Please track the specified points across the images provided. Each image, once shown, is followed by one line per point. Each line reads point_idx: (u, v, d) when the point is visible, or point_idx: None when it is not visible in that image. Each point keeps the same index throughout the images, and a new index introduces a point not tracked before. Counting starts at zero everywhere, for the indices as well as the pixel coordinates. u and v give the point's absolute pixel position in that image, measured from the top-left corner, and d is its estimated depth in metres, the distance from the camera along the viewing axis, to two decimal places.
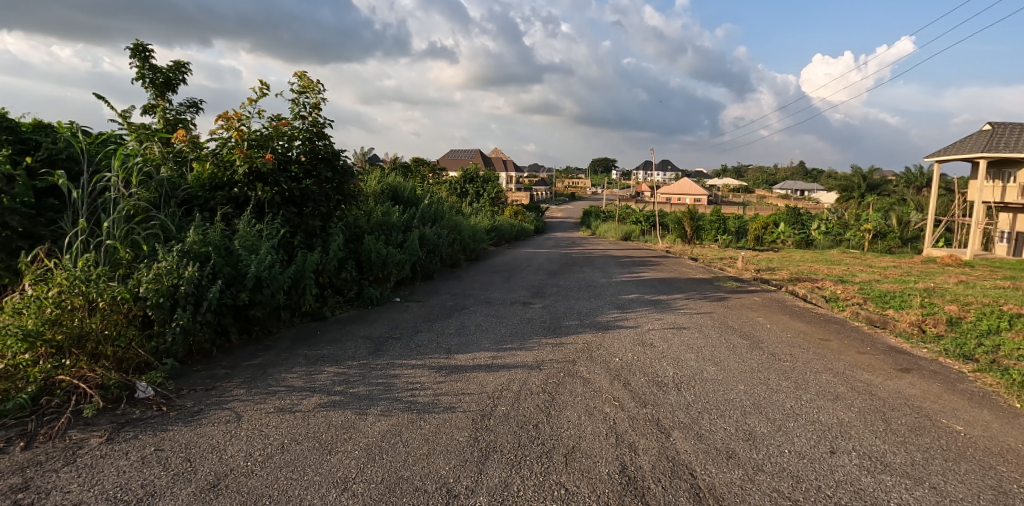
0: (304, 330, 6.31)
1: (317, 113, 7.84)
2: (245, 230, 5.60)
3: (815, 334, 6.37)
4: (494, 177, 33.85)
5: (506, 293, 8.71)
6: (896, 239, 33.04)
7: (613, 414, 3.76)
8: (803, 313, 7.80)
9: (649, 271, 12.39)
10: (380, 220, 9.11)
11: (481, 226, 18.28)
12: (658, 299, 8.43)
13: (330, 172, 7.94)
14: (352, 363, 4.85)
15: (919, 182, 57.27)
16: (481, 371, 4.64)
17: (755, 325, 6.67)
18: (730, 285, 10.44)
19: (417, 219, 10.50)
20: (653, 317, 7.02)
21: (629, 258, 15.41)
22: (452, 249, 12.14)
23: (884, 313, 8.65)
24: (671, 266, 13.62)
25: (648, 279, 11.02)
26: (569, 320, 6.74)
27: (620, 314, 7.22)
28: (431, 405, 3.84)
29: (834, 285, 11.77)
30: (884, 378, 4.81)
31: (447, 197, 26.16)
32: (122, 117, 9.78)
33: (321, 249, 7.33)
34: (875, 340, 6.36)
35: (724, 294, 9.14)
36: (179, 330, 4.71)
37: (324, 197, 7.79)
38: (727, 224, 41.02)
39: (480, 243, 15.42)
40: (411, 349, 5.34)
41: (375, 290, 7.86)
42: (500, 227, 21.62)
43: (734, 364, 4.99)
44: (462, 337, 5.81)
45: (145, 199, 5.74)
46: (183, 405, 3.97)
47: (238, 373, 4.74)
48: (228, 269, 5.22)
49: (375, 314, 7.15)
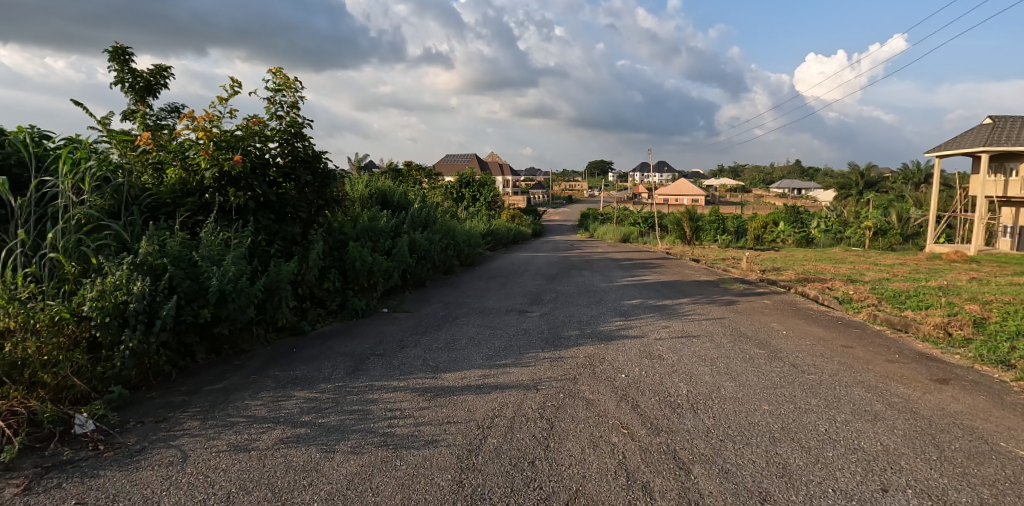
0: (279, 347, 5.78)
1: (295, 113, 7.34)
2: (209, 240, 5.06)
3: (835, 340, 5.86)
4: (491, 181, 33.52)
5: (501, 301, 8.17)
6: (897, 236, 32.64)
7: (622, 445, 3.23)
8: (818, 317, 7.30)
9: (651, 273, 11.91)
10: (369, 226, 8.54)
11: (476, 230, 17.78)
12: (663, 305, 7.92)
13: (310, 176, 7.40)
14: (325, 386, 4.32)
15: (917, 179, 57.04)
16: (471, 393, 4.11)
17: (771, 332, 6.15)
18: (737, 287, 9.94)
19: (407, 224, 9.96)
20: (660, 324, 6.49)
21: (630, 261, 14.93)
22: (445, 255, 11.61)
23: (904, 314, 8.14)
24: (674, 268, 13.11)
25: (650, 283, 10.51)
26: (569, 330, 6.23)
27: (623, 321, 6.70)
28: (410, 438, 3.31)
29: (845, 285, 11.27)
30: (922, 392, 4.29)
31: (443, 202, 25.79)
32: (102, 123, 9.27)
33: (300, 257, 6.80)
34: (901, 345, 5.86)
35: (732, 298, 8.63)
36: (130, 353, 4.18)
37: (304, 201, 7.24)
38: (726, 223, 40.62)
39: (476, 249, 14.96)
40: (394, 367, 4.81)
41: (360, 301, 7.31)
42: (497, 231, 21.14)
43: (754, 379, 4.47)
44: (451, 352, 5.27)
45: (100, 207, 5.23)
46: (124, 442, 3.46)
47: (197, 401, 4.21)
48: (189, 283, 4.68)
49: (359, 327, 6.61)
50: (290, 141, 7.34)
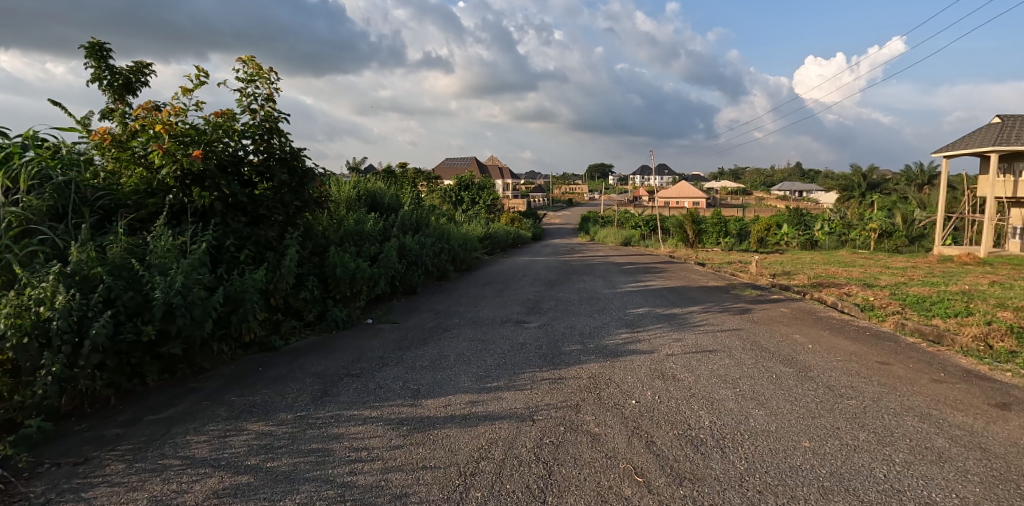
0: (245, 364, 5.15)
1: (270, 105, 6.71)
2: (159, 245, 4.43)
3: (868, 355, 5.22)
4: (491, 184, 32.97)
5: (496, 310, 7.53)
6: (903, 238, 32.04)
7: (637, 500, 2.60)
8: (843, 327, 6.66)
9: (655, 279, 11.28)
10: (354, 229, 7.90)
11: (473, 234, 17.17)
12: (672, 313, 7.29)
13: (288, 174, 6.77)
14: (285, 418, 3.70)
15: (920, 181, 56.46)
16: (454, 426, 3.47)
17: (795, 346, 5.52)
18: (749, 293, 9.31)
19: (397, 227, 9.33)
20: (671, 337, 5.84)
21: (633, 265, 14.31)
22: (438, 259, 10.98)
23: (933, 322, 7.50)
24: (679, 273, 12.48)
25: (656, 289, 9.88)
26: (570, 344, 5.59)
27: (630, 333, 6.07)
28: (374, 492, 2.68)
29: (862, 290, 10.63)
30: (986, 422, 3.65)
31: (441, 205, 25.20)
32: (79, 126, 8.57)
33: (274, 263, 6.16)
34: (943, 361, 5.22)
35: (746, 305, 7.99)
36: (53, 379, 3.56)
37: (281, 202, 6.61)
38: (729, 226, 40.02)
39: (472, 253, 14.34)
40: (369, 392, 4.18)
41: (341, 311, 6.67)
42: (495, 234, 20.50)
43: (786, 406, 3.83)
44: (436, 372, 4.64)
45: (38, 209, 4.62)
46: (26, 493, 2.85)
47: (133, 435, 3.59)
48: (131, 296, 4.05)
49: (338, 341, 5.98)
50: (265, 137, 6.72)
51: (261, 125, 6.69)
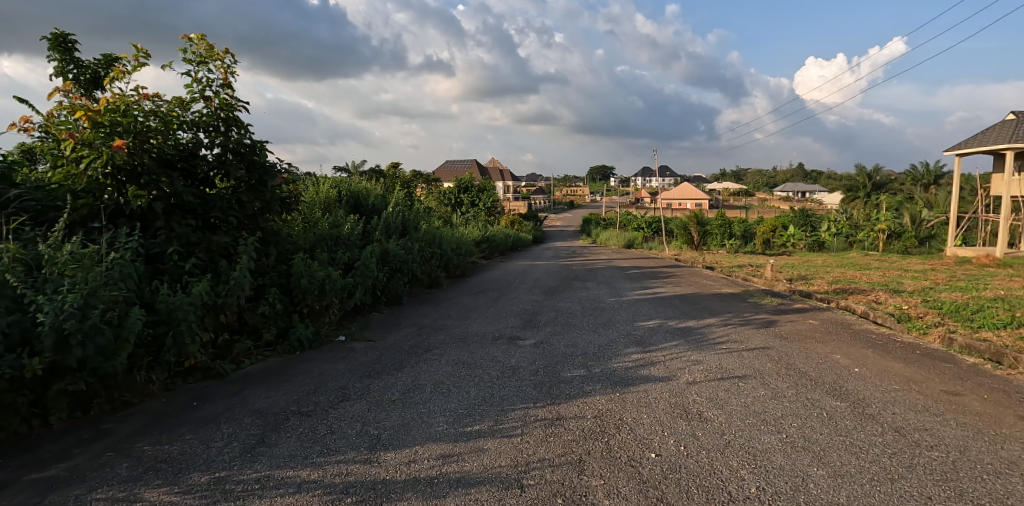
0: (180, 397, 4.31)
1: (226, 91, 5.88)
2: (60, 255, 3.63)
3: (931, 384, 4.33)
4: (490, 186, 32.16)
5: (488, 324, 6.65)
6: (913, 239, 31.16)
7: None
8: (887, 344, 5.78)
9: (664, 285, 10.42)
10: (330, 232, 7.04)
11: (469, 237, 16.30)
12: (686, 327, 6.43)
13: (247, 170, 5.94)
14: (196, 483, 2.86)
15: (927, 181, 55.50)
16: (416, 498, 2.60)
17: (840, 370, 4.64)
18: (770, 301, 8.43)
19: (380, 230, 8.47)
20: (689, 358, 4.96)
21: (639, 270, 13.43)
22: (428, 265, 10.12)
23: (984, 336, 6.61)
24: (689, 278, 11.59)
25: (665, 297, 9.01)
26: (571, 368, 4.72)
27: (641, 353, 5.20)
28: None
29: (891, 297, 9.73)
30: None
31: (438, 208, 24.40)
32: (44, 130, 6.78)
33: (226, 273, 5.30)
34: (1021, 389, 4.33)
35: (769, 317, 7.11)
36: None
37: (239, 202, 5.77)
38: (733, 227, 39.12)
39: (468, 258, 13.49)
40: (316, 439, 3.32)
41: (308, 328, 5.80)
42: (493, 237, 19.63)
43: (850, 463, 2.94)
44: (405, 410, 3.77)
45: None
46: None
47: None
48: (13, 320, 3.25)
49: (299, 365, 5.12)
50: (221, 127, 5.89)
51: (216, 114, 5.87)
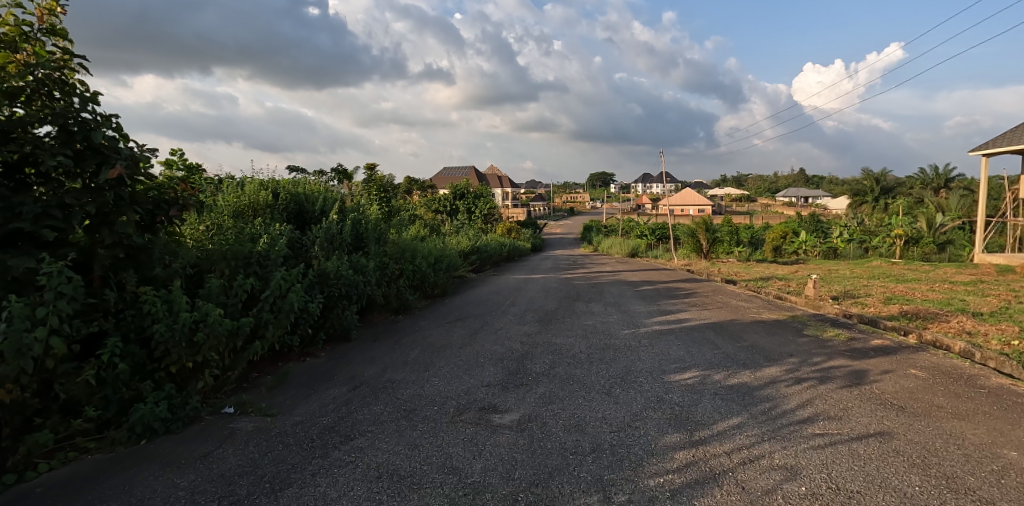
0: None
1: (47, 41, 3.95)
2: None
3: None
4: (486, 192, 30.24)
5: (454, 380, 4.63)
6: (933, 245, 29.20)
7: None
8: None
9: (687, 307, 8.41)
10: (237, 247, 5.02)
11: (456, 248, 14.30)
12: (740, 384, 4.44)
13: (79, 158, 3.89)
14: None
15: (938, 184, 53.41)
16: None
17: None
18: (833, 333, 6.43)
19: (325, 240, 6.44)
20: (773, 466, 2.94)
21: (652, 286, 11.41)
22: (393, 286, 8.10)
23: None
24: (715, 298, 9.58)
25: (693, 326, 7.00)
26: (574, 490, 2.71)
27: (689, 446, 3.20)
28: None
29: (975, 323, 7.69)
30: None
31: (428, 216, 22.47)
32: None
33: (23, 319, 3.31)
34: None
35: (849, 363, 5.11)
36: None
37: (62, 208, 3.76)
38: (741, 234, 37.11)
39: (451, 273, 11.50)
40: None
41: (169, 400, 3.80)
42: (485, 245, 17.59)
43: None
44: None
45: None
46: None
47: None
48: None
49: (127, 475, 3.13)
50: (44, 95, 3.95)
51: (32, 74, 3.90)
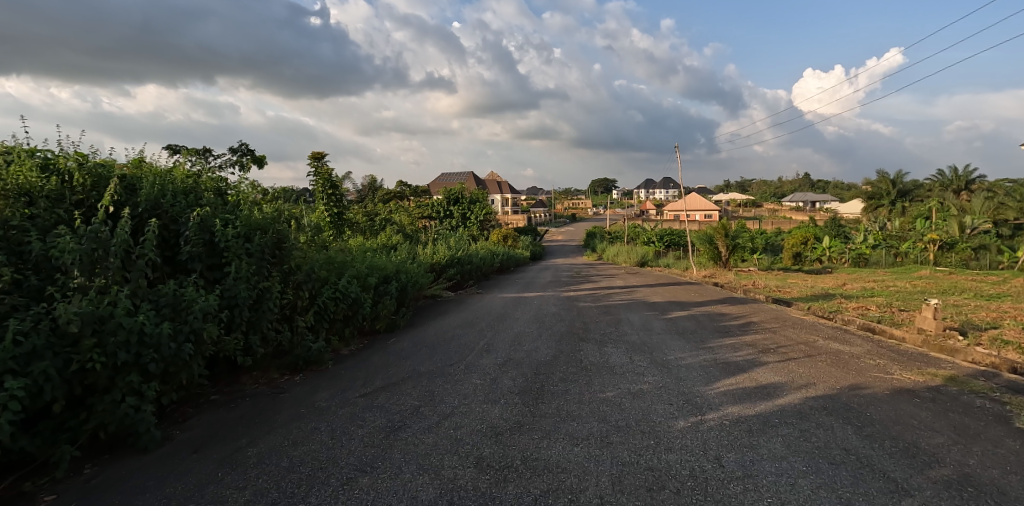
0: None
1: None
2: None
3: None
4: (481, 196, 27.22)
5: None
6: (971, 250, 26.14)
7: None
8: None
9: (757, 356, 5.30)
10: None
11: (428, 260, 11.21)
12: None
13: None
14: None
15: (957, 185, 50.26)
16: None
17: None
18: None
19: (117, 255, 3.41)
20: None
21: (684, 312, 8.30)
22: (286, 332, 5.02)
23: None
24: (787, 334, 6.46)
25: (793, 403, 3.90)
26: None
27: None
28: None
29: None
30: None
31: (409, 223, 19.45)
32: None
33: None
34: None
35: None
36: None
37: None
38: (756, 239, 34.00)
39: (410, 297, 8.39)
40: None
41: None
42: (470, 255, 14.49)
43: None
44: None
45: None
46: None
47: None
48: None
49: None
50: None
51: None
